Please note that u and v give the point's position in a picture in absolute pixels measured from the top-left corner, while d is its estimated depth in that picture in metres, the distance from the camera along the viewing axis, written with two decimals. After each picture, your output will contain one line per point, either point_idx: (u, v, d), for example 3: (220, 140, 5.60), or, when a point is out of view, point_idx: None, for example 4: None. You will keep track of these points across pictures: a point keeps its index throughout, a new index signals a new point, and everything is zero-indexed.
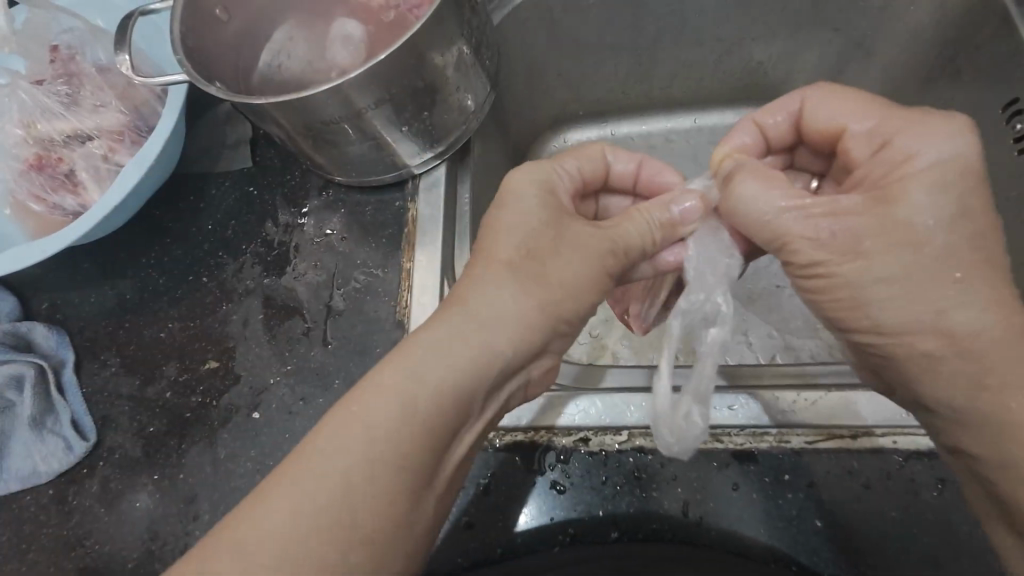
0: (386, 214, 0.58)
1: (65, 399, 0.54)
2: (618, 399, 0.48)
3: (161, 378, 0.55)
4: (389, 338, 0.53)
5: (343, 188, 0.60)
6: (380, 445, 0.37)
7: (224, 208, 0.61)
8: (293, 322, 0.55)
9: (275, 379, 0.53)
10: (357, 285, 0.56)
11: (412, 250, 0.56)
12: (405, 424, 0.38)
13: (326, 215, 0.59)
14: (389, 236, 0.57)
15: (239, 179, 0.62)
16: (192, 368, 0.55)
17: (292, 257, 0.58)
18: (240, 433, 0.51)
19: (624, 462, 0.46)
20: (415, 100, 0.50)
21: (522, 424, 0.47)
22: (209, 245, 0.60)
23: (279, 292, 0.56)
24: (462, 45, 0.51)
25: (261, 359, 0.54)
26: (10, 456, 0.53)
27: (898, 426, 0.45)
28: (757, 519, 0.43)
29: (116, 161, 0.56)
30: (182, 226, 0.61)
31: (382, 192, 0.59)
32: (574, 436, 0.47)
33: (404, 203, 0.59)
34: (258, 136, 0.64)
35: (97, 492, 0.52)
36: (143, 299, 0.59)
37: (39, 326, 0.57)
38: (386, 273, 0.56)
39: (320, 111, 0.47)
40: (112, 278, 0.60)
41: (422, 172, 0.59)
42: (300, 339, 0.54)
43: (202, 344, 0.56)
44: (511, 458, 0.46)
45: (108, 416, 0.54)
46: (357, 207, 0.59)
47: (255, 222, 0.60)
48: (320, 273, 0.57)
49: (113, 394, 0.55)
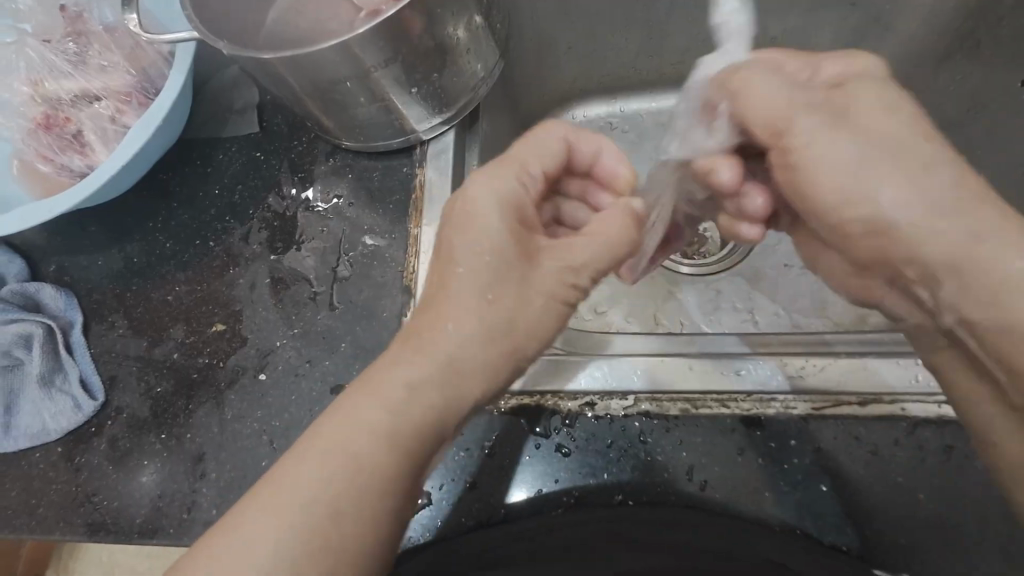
0: (393, 180, 0.58)
1: (75, 358, 0.55)
2: (624, 364, 0.48)
3: (168, 341, 0.55)
4: (395, 304, 0.53)
5: (351, 154, 0.60)
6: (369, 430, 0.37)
7: (232, 174, 0.61)
8: (299, 286, 0.55)
9: (282, 342, 0.53)
10: (363, 251, 0.55)
11: (419, 217, 0.56)
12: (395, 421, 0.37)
13: (332, 181, 0.59)
14: (397, 202, 0.57)
15: (245, 144, 0.62)
16: (199, 331, 0.55)
17: (298, 224, 0.57)
18: (247, 395, 0.52)
19: (629, 427, 0.46)
20: (424, 61, 0.49)
21: (527, 388, 0.47)
22: (216, 210, 0.60)
23: (286, 258, 0.56)
24: (474, 10, 0.51)
25: (268, 322, 0.54)
26: (20, 413, 0.53)
27: (902, 393, 0.44)
28: (760, 482, 0.43)
29: (124, 123, 0.56)
30: (189, 191, 0.61)
31: (390, 159, 0.59)
32: (580, 401, 0.47)
33: (412, 169, 0.58)
34: (265, 102, 0.64)
35: (106, 451, 0.52)
36: (150, 262, 0.59)
37: (48, 288, 0.57)
38: (393, 238, 0.56)
39: (328, 68, 0.46)
40: (120, 241, 0.61)
41: (430, 138, 0.58)
42: (306, 303, 0.54)
43: (209, 307, 0.56)
44: (515, 421, 0.47)
45: (116, 377, 0.55)
46: (365, 172, 0.59)
47: (265, 187, 0.60)
48: (327, 240, 0.56)
49: (121, 354, 0.55)
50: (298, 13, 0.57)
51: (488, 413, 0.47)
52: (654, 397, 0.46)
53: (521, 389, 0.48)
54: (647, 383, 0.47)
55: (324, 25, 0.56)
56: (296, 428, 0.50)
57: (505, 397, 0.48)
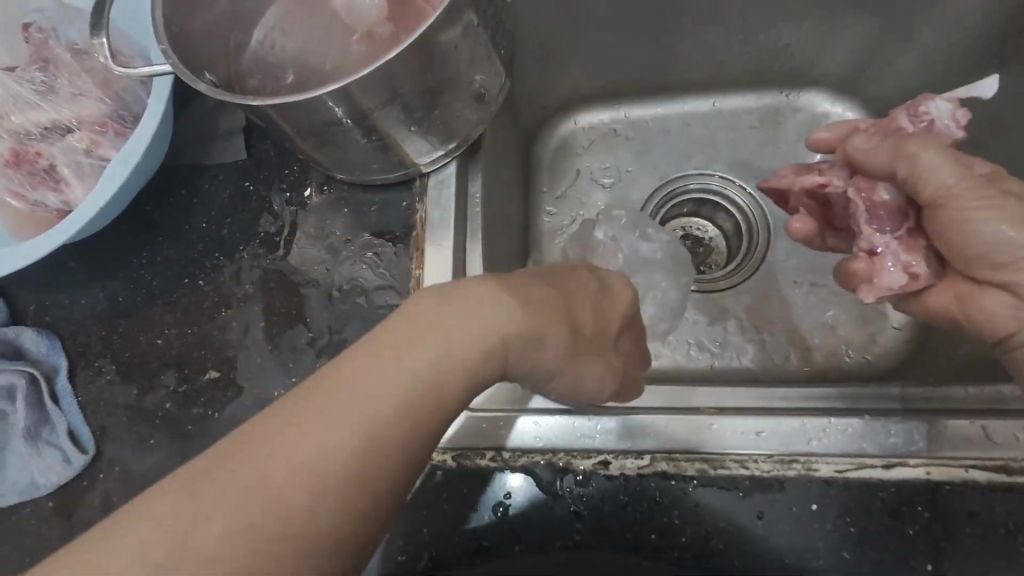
0: (392, 215, 0.54)
1: (60, 408, 0.52)
2: (644, 422, 0.45)
3: (159, 388, 0.53)
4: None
5: (345, 186, 0.56)
6: (312, 462, 0.28)
7: (221, 207, 0.58)
8: (297, 331, 0.52)
9: (281, 392, 0.50)
10: (363, 296, 0.52)
11: (422, 256, 0.52)
12: (309, 479, 0.27)
13: (328, 214, 0.55)
14: (395, 241, 0.53)
15: (232, 173, 0.59)
16: (193, 377, 0.52)
17: (287, 269, 0.54)
18: None
19: (646, 487, 0.43)
20: (424, 100, 0.47)
21: (540, 445, 0.45)
22: (204, 245, 0.57)
23: (281, 297, 0.53)
24: (471, 19, 0.45)
25: (265, 368, 0.51)
26: (5, 467, 0.51)
27: (943, 461, 0.41)
28: (791, 535, 0.41)
29: (99, 155, 0.52)
30: (174, 223, 0.58)
31: (388, 191, 0.55)
32: (595, 459, 0.44)
33: (412, 205, 0.54)
34: (251, 125, 0.60)
35: (101, 506, 0.50)
36: (142, 302, 0.56)
37: (29, 331, 0.54)
38: (398, 281, 0.52)
39: (324, 110, 0.43)
40: (100, 279, 0.57)
41: (431, 169, 0.54)
42: (304, 349, 0.51)
43: (203, 352, 0.53)
44: (526, 479, 0.44)
45: (106, 427, 0.52)
46: (363, 205, 0.55)
47: (258, 220, 0.56)
48: (319, 281, 0.53)
49: (111, 402, 0.53)
50: (285, 33, 0.53)
51: (498, 470, 0.45)
52: (671, 456, 0.44)
53: (534, 446, 0.45)
54: (661, 441, 0.44)
55: (316, 45, 0.52)
56: None
57: (515, 454, 0.45)
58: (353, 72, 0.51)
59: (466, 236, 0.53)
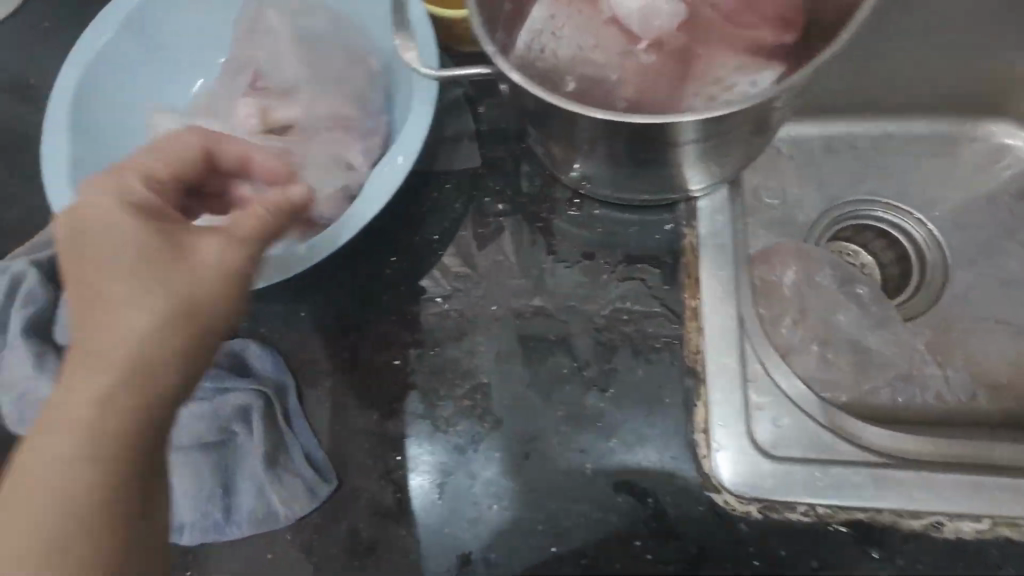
0: (655, 239, 0.50)
1: (295, 431, 0.48)
2: (987, 483, 0.42)
3: (403, 415, 0.49)
4: (682, 390, 0.46)
5: (598, 205, 0.52)
6: None
7: (455, 219, 0.53)
8: (557, 360, 0.48)
9: (546, 424, 0.47)
10: (630, 326, 0.48)
11: (696, 286, 0.48)
12: None
13: (580, 236, 0.51)
14: (663, 268, 0.49)
15: (462, 181, 0.54)
16: (439, 405, 0.48)
17: (539, 295, 0.50)
18: (512, 483, 0.46)
19: (985, 552, 0.41)
20: (746, 127, 0.42)
21: (864, 501, 0.42)
22: (437, 259, 0.52)
23: (535, 322, 0.49)
24: None
25: (523, 398, 0.48)
26: (240, 495, 0.47)
27: None
28: None
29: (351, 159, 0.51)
30: (402, 233, 0.54)
31: (647, 213, 0.51)
32: (926, 520, 0.42)
33: (678, 228, 0.50)
34: (481, 130, 0.56)
35: (347, 542, 0.46)
36: (372, 319, 0.52)
37: (256, 345, 0.50)
38: (669, 311, 0.48)
39: (663, 135, 0.38)
40: (323, 289, 0.53)
41: (700, 193, 0.50)
42: (567, 379, 0.48)
43: (448, 377, 0.49)
44: (849, 537, 0.42)
45: (346, 454, 0.48)
46: (620, 226, 0.51)
47: (497, 236, 0.52)
48: (576, 307, 0.49)
49: (348, 428, 0.49)
50: (554, 37, 0.48)
51: (820, 526, 0.42)
52: (1013, 522, 0.42)
53: (856, 502, 0.42)
54: (1009, 508, 0.42)
55: (593, 52, 0.48)
56: (576, 526, 0.45)
57: (833, 509, 0.42)
58: (639, 85, 0.47)
59: (741, 268, 0.49)
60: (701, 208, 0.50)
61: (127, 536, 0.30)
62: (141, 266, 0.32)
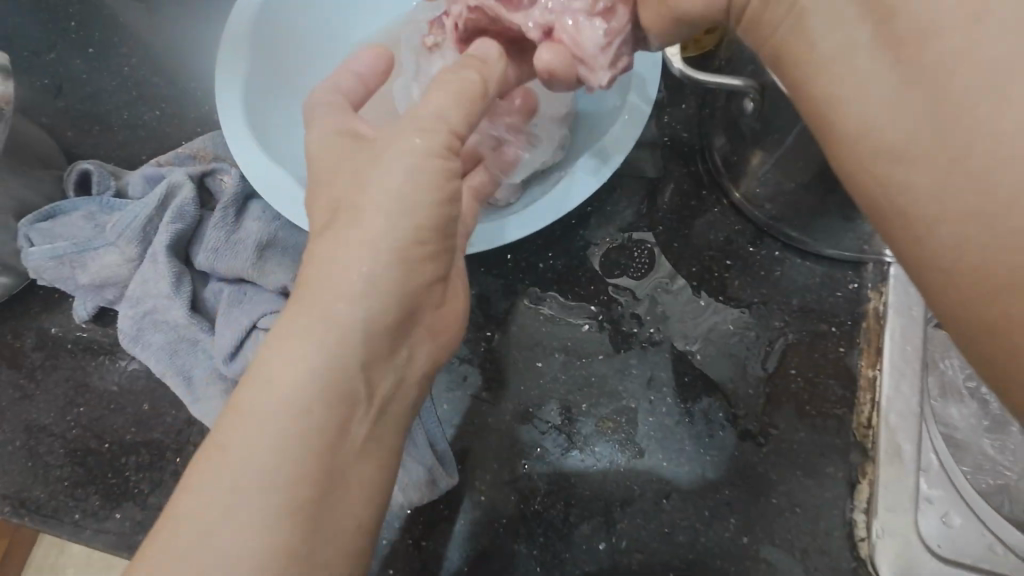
0: (835, 296, 0.47)
1: (422, 415, 0.45)
2: None
3: (538, 422, 0.45)
4: (846, 462, 0.43)
5: (780, 247, 0.49)
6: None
7: (621, 228, 0.50)
8: (714, 402, 0.45)
9: (691, 466, 0.44)
10: (796, 382, 0.45)
11: (875, 355, 0.45)
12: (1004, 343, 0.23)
13: (755, 275, 0.48)
14: (841, 328, 0.46)
15: (635, 189, 0.51)
16: (578, 420, 0.45)
17: (702, 327, 0.47)
18: (645, 520, 0.43)
19: None
20: None
21: None
22: (597, 266, 0.49)
23: (695, 356, 0.46)
24: None
25: (670, 433, 0.45)
26: None
27: None
28: None
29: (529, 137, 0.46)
30: (563, 230, 0.50)
31: (832, 265, 0.48)
32: None
33: (863, 290, 0.47)
34: (664, 139, 0.52)
35: (460, 544, 0.43)
36: (518, 315, 0.48)
37: None
38: (841, 375, 0.45)
39: None
40: (471, 271, 0.50)
41: (896, 258, 0.47)
42: (721, 424, 0.45)
43: (592, 392, 0.46)
44: None
45: (470, 450, 0.45)
46: (800, 274, 0.48)
47: (665, 255, 0.49)
48: (740, 349, 0.46)
49: (477, 422, 0.46)
50: None
51: None
52: None
53: None
54: None
55: None
56: None
57: None
58: None
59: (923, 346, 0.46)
60: (893, 273, 0.47)
61: (290, 545, 0.27)
62: (378, 237, 0.32)
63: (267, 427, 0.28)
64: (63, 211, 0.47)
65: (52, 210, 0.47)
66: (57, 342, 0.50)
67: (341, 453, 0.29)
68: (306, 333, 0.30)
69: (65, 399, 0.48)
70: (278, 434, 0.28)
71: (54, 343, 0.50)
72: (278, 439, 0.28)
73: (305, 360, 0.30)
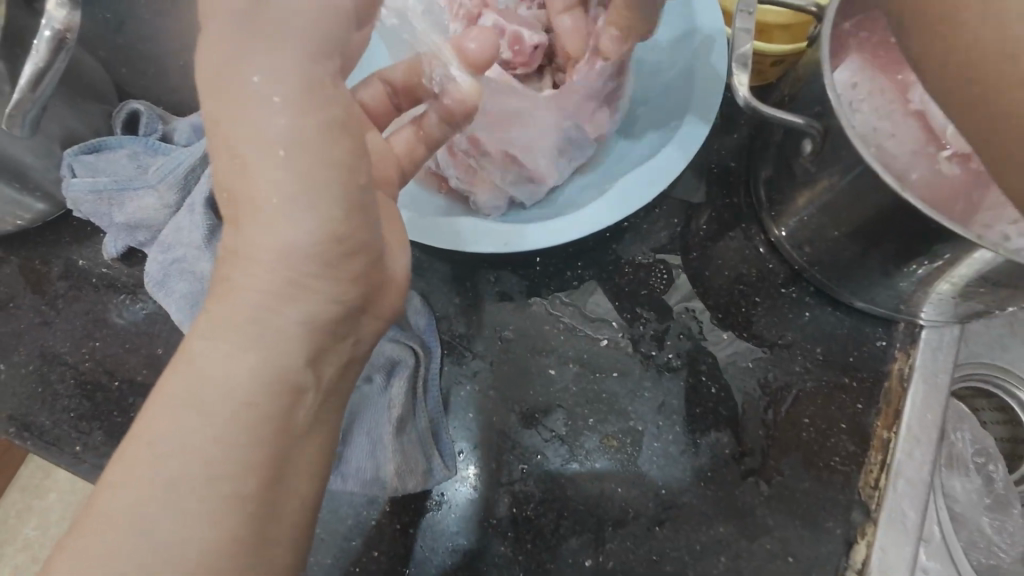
0: (860, 350, 0.46)
1: (428, 404, 0.45)
2: None
3: (541, 430, 0.45)
4: (845, 519, 0.43)
5: (811, 292, 0.48)
6: None
7: (654, 248, 0.50)
8: (721, 437, 0.45)
9: (690, 498, 0.43)
10: (807, 431, 0.44)
11: (892, 417, 0.45)
12: None
13: (781, 316, 0.47)
14: (861, 383, 0.45)
15: (675, 211, 0.50)
16: (582, 434, 0.45)
17: (721, 361, 0.46)
18: (635, 544, 0.43)
19: None
20: None
21: None
22: (623, 282, 0.49)
23: (710, 388, 0.46)
24: None
25: (672, 461, 0.44)
26: (354, 448, 0.44)
27: None
28: None
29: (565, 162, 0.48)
30: (595, 241, 0.50)
31: (863, 319, 0.47)
32: None
33: (890, 349, 0.46)
34: (710, 166, 0.52)
35: (447, 539, 0.43)
36: (538, 319, 0.48)
37: (417, 300, 0.47)
38: (854, 431, 0.44)
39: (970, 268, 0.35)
40: (497, 268, 0.49)
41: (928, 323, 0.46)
42: (724, 460, 0.44)
43: (600, 408, 0.46)
44: None
45: (470, 447, 0.45)
46: (828, 322, 0.47)
47: (694, 283, 0.48)
48: (757, 388, 0.46)
49: (481, 420, 0.46)
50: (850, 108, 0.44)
51: None
52: None
53: None
54: None
55: None
56: None
57: None
58: None
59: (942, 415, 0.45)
60: (924, 338, 0.46)
61: (254, 512, 0.28)
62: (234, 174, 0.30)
63: (198, 426, 0.27)
64: (108, 146, 0.48)
65: (98, 143, 0.47)
66: (83, 274, 0.50)
67: (296, 419, 0.29)
68: (240, 315, 0.29)
69: (83, 332, 0.49)
70: (219, 430, 0.27)
71: (81, 275, 0.50)
72: (213, 442, 0.27)
73: (241, 355, 0.28)
